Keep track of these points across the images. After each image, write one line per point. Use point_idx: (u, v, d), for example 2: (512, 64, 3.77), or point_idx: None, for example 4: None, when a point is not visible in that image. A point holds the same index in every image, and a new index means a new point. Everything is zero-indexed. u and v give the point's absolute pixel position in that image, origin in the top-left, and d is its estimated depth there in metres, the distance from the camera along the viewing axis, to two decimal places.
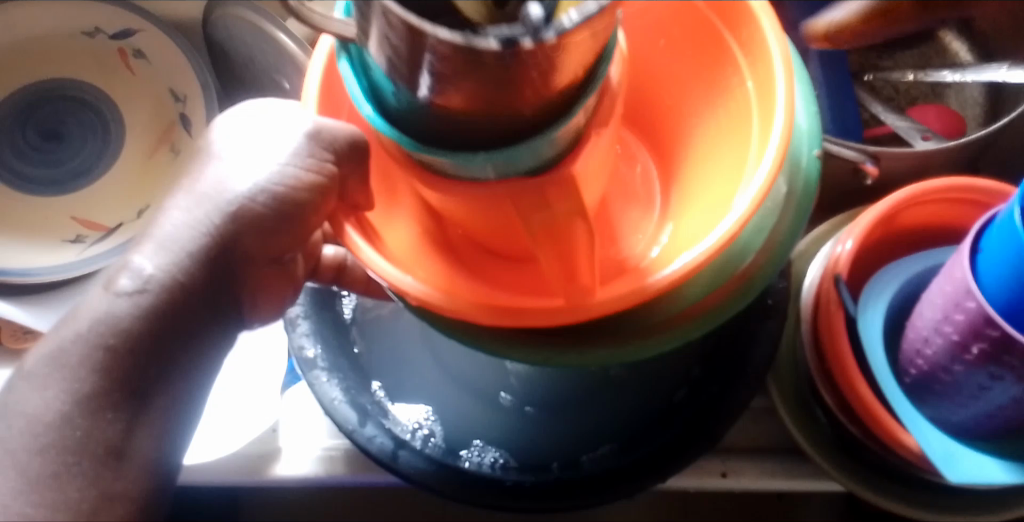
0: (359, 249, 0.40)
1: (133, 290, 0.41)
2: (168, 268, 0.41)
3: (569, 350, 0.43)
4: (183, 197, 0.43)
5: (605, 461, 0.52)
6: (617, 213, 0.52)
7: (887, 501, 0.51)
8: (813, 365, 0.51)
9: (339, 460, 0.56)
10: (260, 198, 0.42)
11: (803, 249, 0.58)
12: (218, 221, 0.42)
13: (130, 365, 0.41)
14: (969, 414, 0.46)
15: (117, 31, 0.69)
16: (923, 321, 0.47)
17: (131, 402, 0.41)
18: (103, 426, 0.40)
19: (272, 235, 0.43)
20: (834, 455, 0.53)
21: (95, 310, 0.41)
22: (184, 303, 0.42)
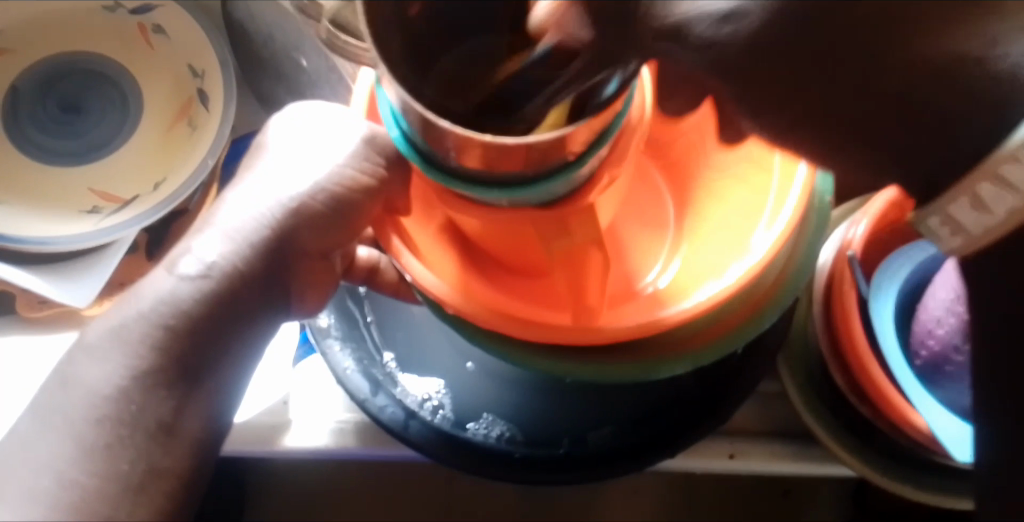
0: (402, 255, 0.42)
1: (196, 274, 0.41)
2: (232, 258, 0.42)
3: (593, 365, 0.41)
4: (245, 193, 0.44)
5: (619, 438, 0.50)
6: (628, 237, 0.53)
7: (898, 485, 0.50)
8: (824, 347, 0.50)
9: (350, 432, 0.55)
10: (319, 197, 0.44)
11: None
12: (279, 216, 0.44)
13: (188, 346, 0.41)
14: None
15: (137, 7, 0.69)
16: (935, 303, 0.47)
17: (184, 381, 0.41)
18: (158, 402, 0.40)
19: (327, 231, 0.45)
20: (844, 437, 0.52)
21: (158, 290, 0.41)
22: (240, 290, 0.42)
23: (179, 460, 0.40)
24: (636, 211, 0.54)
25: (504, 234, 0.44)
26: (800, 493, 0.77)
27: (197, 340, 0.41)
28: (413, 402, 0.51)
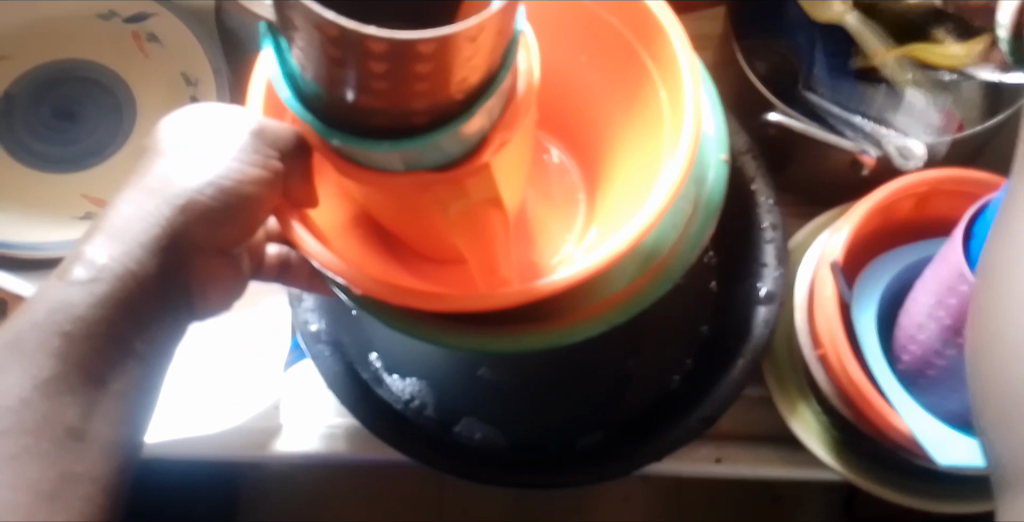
0: (302, 241, 0.38)
1: (86, 279, 0.37)
2: (122, 259, 0.38)
3: (502, 336, 0.42)
4: (133, 194, 0.40)
5: (605, 443, 0.51)
6: (538, 218, 0.53)
7: (884, 489, 0.51)
8: (807, 351, 0.51)
9: (341, 437, 0.55)
10: (208, 191, 0.39)
11: (799, 240, 0.57)
12: (167, 214, 0.39)
13: (88, 352, 0.37)
14: (962, 400, 0.46)
15: (132, 15, 0.71)
16: (917, 307, 0.47)
17: (89, 388, 0.36)
18: (62, 411, 0.36)
19: (218, 226, 0.40)
20: (829, 442, 0.52)
21: (51, 298, 0.37)
22: (135, 296, 0.38)
23: (95, 465, 0.36)
24: (544, 192, 0.55)
25: (391, 208, 0.39)
26: (789, 500, 0.79)
27: (105, 345, 0.37)
28: (399, 404, 0.52)
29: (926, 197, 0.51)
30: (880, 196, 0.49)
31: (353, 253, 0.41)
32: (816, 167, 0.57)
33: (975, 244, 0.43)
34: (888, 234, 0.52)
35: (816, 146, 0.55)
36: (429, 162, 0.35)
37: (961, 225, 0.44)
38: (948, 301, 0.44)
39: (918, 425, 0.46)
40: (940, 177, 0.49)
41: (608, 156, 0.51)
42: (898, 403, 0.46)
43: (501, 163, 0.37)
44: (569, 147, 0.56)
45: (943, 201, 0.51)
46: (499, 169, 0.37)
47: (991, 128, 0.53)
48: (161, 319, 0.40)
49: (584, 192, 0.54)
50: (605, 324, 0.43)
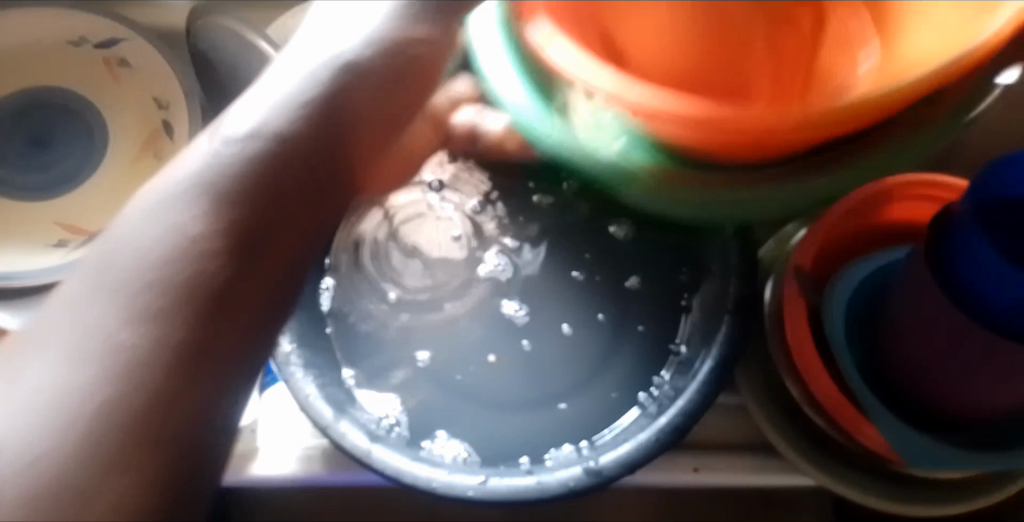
0: (540, 50, 0.39)
1: (241, 139, 0.43)
2: (277, 130, 0.43)
3: (803, 175, 0.39)
4: (280, 69, 0.44)
5: (581, 453, 0.51)
6: (823, 55, 0.47)
7: (872, 497, 0.50)
8: (778, 359, 0.50)
9: (317, 458, 0.55)
10: (364, 52, 0.44)
11: (770, 249, 0.57)
12: (326, 72, 0.44)
13: (239, 237, 0.41)
14: (936, 405, 0.46)
15: (103, 40, 0.70)
16: (887, 313, 0.47)
17: (227, 307, 0.40)
18: (183, 364, 0.38)
19: (393, 94, 0.45)
20: (812, 451, 0.52)
21: (200, 159, 0.43)
22: (266, 172, 0.42)
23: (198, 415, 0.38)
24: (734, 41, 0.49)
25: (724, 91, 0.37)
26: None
27: (200, 300, 0.39)
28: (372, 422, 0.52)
29: (887, 201, 0.52)
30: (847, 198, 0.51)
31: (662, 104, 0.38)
32: None
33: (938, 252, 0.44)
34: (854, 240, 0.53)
35: None
36: None
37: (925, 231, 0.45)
38: (913, 306, 0.45)
39: (891, 430, 0.46)
40: (904, 180, 0.51)
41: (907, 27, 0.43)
42: (872, 409, 0.47)
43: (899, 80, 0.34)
44: (878, 48, 0.44)
45: (904, 205, 0.52)
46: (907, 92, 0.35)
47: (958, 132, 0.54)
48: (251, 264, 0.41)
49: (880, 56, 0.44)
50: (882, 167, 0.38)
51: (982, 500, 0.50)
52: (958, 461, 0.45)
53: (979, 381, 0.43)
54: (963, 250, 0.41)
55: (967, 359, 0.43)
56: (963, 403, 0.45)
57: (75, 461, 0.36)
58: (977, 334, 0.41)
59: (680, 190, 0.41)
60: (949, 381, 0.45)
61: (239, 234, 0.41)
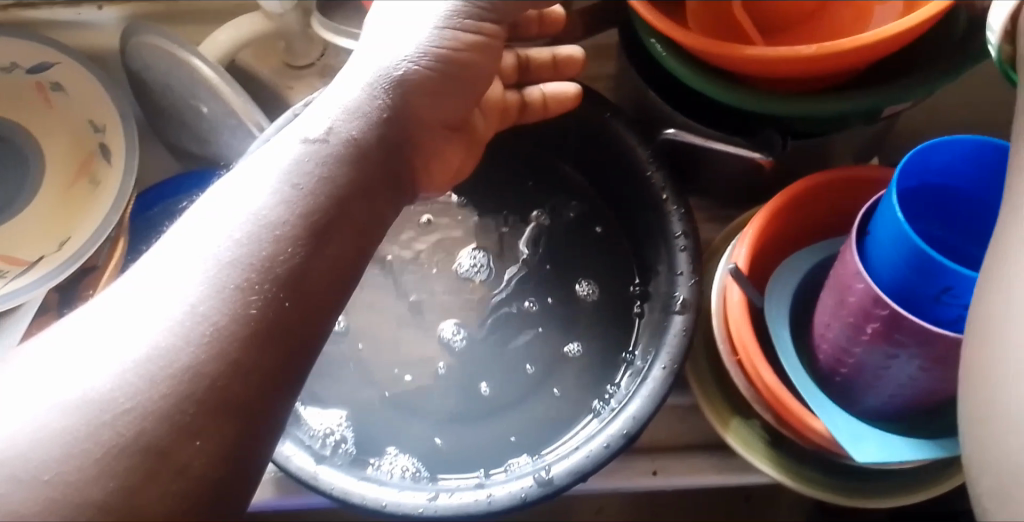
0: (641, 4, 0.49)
1: (317, 139, 0.41)
2: (352, 128, 0.42)
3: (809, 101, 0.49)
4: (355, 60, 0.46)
5: (534, 463, 0.51)
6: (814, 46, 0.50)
7: (822, 491, 0.50)
8: (724, 355, 0.50)
9: (266, 483, 0.54)
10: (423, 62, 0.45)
11: (713, 246, 0.57)
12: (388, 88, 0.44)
13: (283, 291, 0.36)
14: (875, 396, 0.46)
15: (33, 65, 0.68)
16: (825, 306, 0.47)
17: (276, 352, 0.35)
18: (213, 429, 0.33)
19: (441, 98, 0.46)
20: (765, 445, 0.51)
21: (287, 155, 0.41)
22: (337, 197, 0.40)
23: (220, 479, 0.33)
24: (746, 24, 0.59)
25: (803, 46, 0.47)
26: (760, 500, 0.78)
27: (254, 356, 0.35)
28: (320, 438, 0.52)
29: (824, 197, 0.51)
30: (781, 196, 0.49)
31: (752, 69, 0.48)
32: (722, 173, 0.57)
33: (870, 243, 0.43)
34: (793, 236, 0.53)
35: (720, 155, 0.55)
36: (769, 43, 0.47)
37: (856, 223, 0.44)
38: (848, 300, 0.44)
39: (835, 425, 0.46)
40: (836, 175, 0.50)
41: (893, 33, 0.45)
42: (813, 406, 0.46)
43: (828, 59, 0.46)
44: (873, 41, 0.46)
45: (842, 199, 0.51)
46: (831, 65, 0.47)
47: (889, 121, 0.54)
48: (327, 311, 0.38)
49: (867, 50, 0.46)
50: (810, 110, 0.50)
51: (940, 484, 0.49)
52: (901, 453, 0.44)
53: (914, 370, 0.43)
54: (890, 241, 0.41)
55: (901, 350, 0.42)
56: (901, 392, 0.45)
57: (83, 468, 0.31)
58: (910, 325, 0.40)
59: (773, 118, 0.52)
60: (887, 372, 0.44)
61: (304, 263, 0.37)
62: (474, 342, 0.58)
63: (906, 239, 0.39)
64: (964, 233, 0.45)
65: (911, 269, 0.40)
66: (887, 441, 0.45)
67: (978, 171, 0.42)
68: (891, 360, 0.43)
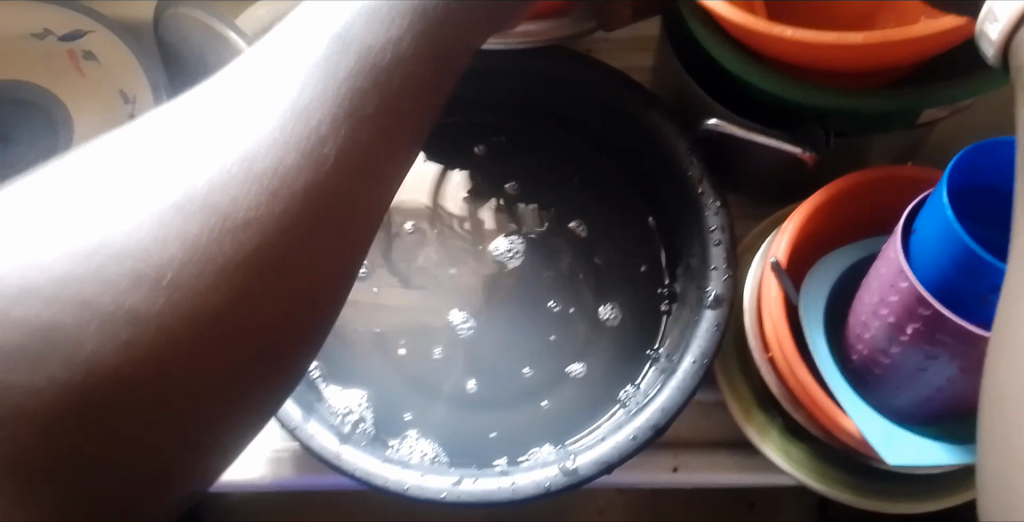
0: None
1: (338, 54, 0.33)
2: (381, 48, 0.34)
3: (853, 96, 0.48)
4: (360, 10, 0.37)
5: (557, 453, 0.50)
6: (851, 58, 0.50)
7: (852, 495, 0.49)
8: (755, 351, 0.49)
9: (286, 461, 0.54)
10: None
11: (746, 242, 0.56)
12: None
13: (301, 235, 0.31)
14: (910, 399, 0.45)
15: (67, 33, 0.67)
16: (863, 305, 0.46)
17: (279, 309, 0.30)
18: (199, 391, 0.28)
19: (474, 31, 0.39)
20: (794, 445, 0.51)
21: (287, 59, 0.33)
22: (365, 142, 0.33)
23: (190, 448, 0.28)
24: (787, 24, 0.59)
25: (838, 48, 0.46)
26: (767, 504, 0.78)
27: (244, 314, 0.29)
28: (338, 416, 0.51)
29: (865, 195, 0.50)
30: (822, 193, 0.49)
31: (794, 58, 0.47)
32: (758, 168, 0.56)
33: (915, 241, 0.42)
34: (830, 235, 0.52)
35: (759, 149, 0.54)
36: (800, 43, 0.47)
37: (900, 222, 0.44)
38: (889, 298, 0.43)
39: (867, 425, 0.45)
40: (879, 173, 0.49)
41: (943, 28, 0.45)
42: (847, 406, 0.46)
43: (873, 55, 0.46)
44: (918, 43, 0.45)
45: (881, 199, 0.51)
46: (874, 60, 0.46)
47: (931, 125, 0.54)
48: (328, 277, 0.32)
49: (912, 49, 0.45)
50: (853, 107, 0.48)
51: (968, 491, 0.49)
52: (935, 455, 0.44)
53: (952, 373, 0.42)
54: (938, 240, 0.40)
55: (941, 352, 0.42)
56: (938, 396, 0.44)
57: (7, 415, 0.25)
58: (954, 325, 0.40)
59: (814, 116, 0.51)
60: (924, 374, 0.44)
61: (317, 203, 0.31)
62: (498, 329, 0.58)
63: (957, 237, 0.39)
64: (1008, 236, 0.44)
65: (958, 268, 0.40)
66: (921, 444, 0.44)
67: None
68: (930, 361, 0.43)
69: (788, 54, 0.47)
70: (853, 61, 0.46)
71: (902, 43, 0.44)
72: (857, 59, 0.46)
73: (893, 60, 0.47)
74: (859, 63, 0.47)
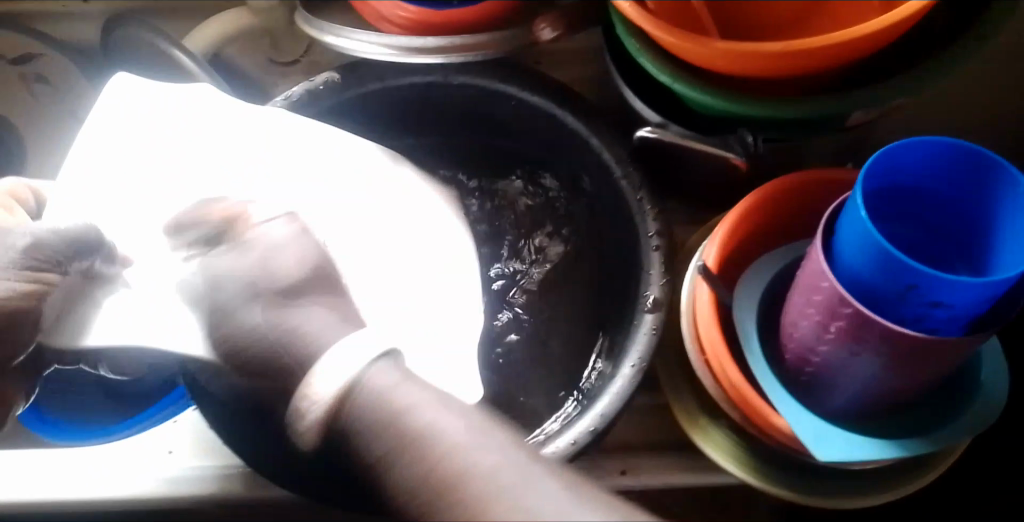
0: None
1: None
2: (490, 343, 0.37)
3: (777, 103, 0.49)
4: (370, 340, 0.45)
5: None
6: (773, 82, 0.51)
7: (797, 495, 0.49)
8: (691, 351, 0.50)
9: (235, 476, 0.54)
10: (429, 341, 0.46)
11: (687, 249, 0.57)
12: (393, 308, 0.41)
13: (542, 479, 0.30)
14: (841, 396, 0.46)
15: (18, 57, 0.68)
16: (792, 305, 0.47)
17: None
18: None
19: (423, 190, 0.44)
20: (737, 446, 0.51)
21: None
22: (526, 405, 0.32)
23: None
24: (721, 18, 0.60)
25: (758, 62, 0.47)
26: None
27: None
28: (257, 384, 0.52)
29: (794, 197, 0.52)
30: (751, 196, 0.50)
31: (716, 67, 0.49)
32: (696, 175, 0.58)
33: (837, 242, 0.43)
34: (763, 239, 0.53)
35: (696, 153, 0.55)
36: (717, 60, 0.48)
37: (822, 225, 0.45)
38: (814, 298, 0.44)
39: (800, 423, 0.45)
40: (805, 177, 0.51)
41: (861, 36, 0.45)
42: (781, 405, 0.46)
43: (792, 63, 0.46)
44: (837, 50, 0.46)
45: (813, 197, 0.52)
46: (794, 67, 0.47)
47: (861, 128, 0.55)
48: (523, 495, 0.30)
49: (831, 56, 0.46)
50: (777, 114, 0.49)
51: (909, 487, 0.49)
52: (867, 451, 0.44)
53: (877, 369, 0.43)
54: (855, 240, 0.41)
55: (865, 349, 0.42)
56: (867, 392, 0.45)
57: None
58: (874, 324, 0.41)
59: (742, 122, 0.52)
60: (852, 371, 0.45)
61: None
62: None
63: (870, 237, 0.40)
64: (929, 234, 0.46)
65: (875, 267, 0.41)
66: (852, 440, 0.45)
67: (950, 173, 0.42)
68: (855, 359, 0.44)
69: (708, 63, 0.48)
70: (776, 68, 0.47)
71: (818, 51, 0.45)
72: (776, 67, 0.47)
73: (815, 67, 0.48)
74: (780, 70, 0.48)
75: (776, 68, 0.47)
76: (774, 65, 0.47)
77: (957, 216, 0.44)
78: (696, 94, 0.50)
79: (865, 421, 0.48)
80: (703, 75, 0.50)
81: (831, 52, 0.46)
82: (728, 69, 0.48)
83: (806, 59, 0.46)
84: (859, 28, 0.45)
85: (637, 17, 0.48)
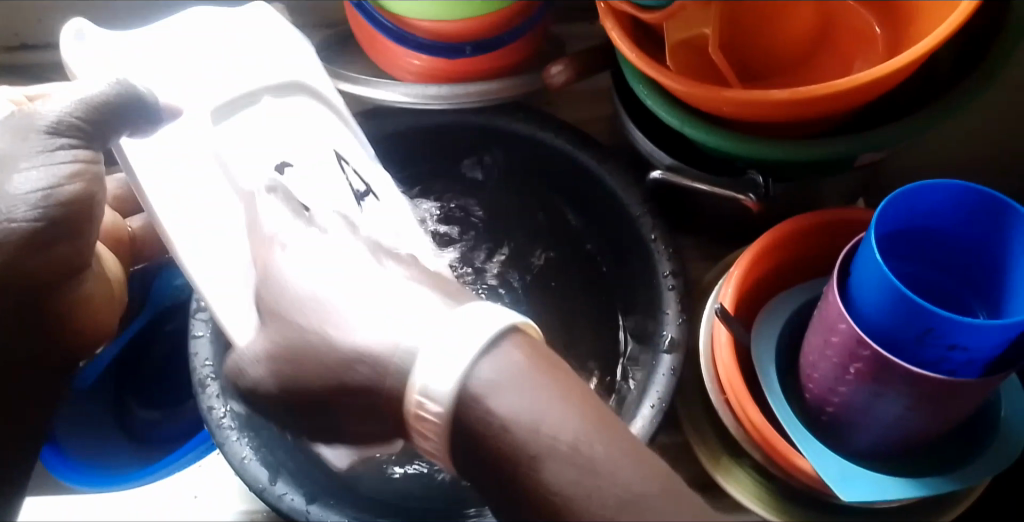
0: (623, 47, 0.50)
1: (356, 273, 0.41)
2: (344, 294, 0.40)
3: (788, 147, 0.50)
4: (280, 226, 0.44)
5: None
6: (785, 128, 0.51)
7: None
8: (711, 391, 0.50)
9: None
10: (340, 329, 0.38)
11: (704, 285, 0.58)
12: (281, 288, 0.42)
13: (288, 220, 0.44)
14: (863, 435, 0.47)
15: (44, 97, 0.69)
16: (811, 346, 0.48)
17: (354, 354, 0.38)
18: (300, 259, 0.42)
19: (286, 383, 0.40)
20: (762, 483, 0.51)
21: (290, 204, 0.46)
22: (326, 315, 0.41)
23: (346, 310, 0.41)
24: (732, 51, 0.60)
25: (768, 111, 0.48)
26: None
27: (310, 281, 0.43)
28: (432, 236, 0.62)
29: (810, 236, 0.52)
30: (766, 238, 0.50)
31: (726, 112, 0.49)
32: (710, 214, 0.59)
33: (854, 284, 0.44)
34: (777, 279, 0.54)
35: (708, 194, 0.56)
36: (726, 109, 0.49)
37: (838, 267, 0.45)
38: (833, 340, 0.45)
39: (822, 465, 0.46)
40: (820, 218, 0.51)
41: (870, 84, 0.46)
42: (803, 446, 0.46)
43: (802, 108, 0.47)
44: (846, 97, 0.47)
45: (826, 237, 0.53)
46: (804, 111, 0.48)
47: (873, 167, 0.56)
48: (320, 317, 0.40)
49: (840, 101, 0.47)
50: (790, 156, 0.50)
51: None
52: (890, 491, 0.45)
53: (899, 409, 0.44)
54: (873, 284, 0.41)
55: (885, 389, 0.43)
56: (888, 431, 0.46)
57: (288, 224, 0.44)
58: (893, 366, 0.41)
59: (753, 164, 0.53)
60: (873, 411, 0.45)
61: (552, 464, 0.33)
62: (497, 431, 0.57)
63: (890, 282, 0.40)
64: (946, 276, 0.46)
65: (895, 310, 0.41)
66: (875, 479, 0.45)
67: (962, 213, 0.43)
68: (876, 399, 0.44)
69: (717, 108, 0.49)
70: (785, 113, 0.48)
71: (826, 98, 0.46)
72: (785, 112, 0.48)
73: (828, 110, 0.48)
74: (788, 114, 0.48)
75: (784, 113, 0.48)
76: (785, 109, 0.47)
77: (971, 254, 0.44)
78: (709, 139, 0.51)
79: (885, 461, 0.48)
80: (714, 121, 0.51)
81: (841, 96, 0.46)
82: (737, 114, 0.49)
83: (817, 105, 0.47)
84: (868, 74, 0.46)
85: (649, 67, 0.49)
